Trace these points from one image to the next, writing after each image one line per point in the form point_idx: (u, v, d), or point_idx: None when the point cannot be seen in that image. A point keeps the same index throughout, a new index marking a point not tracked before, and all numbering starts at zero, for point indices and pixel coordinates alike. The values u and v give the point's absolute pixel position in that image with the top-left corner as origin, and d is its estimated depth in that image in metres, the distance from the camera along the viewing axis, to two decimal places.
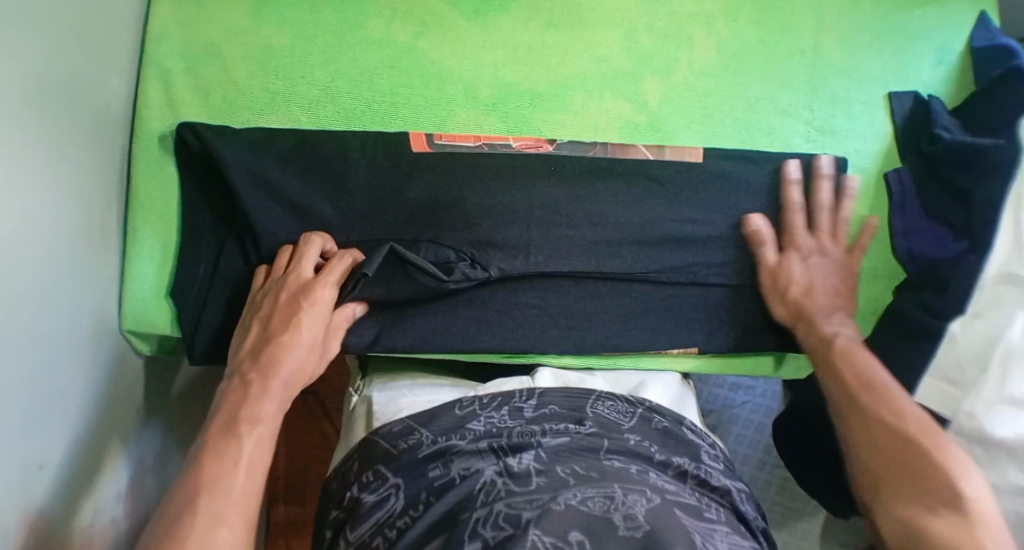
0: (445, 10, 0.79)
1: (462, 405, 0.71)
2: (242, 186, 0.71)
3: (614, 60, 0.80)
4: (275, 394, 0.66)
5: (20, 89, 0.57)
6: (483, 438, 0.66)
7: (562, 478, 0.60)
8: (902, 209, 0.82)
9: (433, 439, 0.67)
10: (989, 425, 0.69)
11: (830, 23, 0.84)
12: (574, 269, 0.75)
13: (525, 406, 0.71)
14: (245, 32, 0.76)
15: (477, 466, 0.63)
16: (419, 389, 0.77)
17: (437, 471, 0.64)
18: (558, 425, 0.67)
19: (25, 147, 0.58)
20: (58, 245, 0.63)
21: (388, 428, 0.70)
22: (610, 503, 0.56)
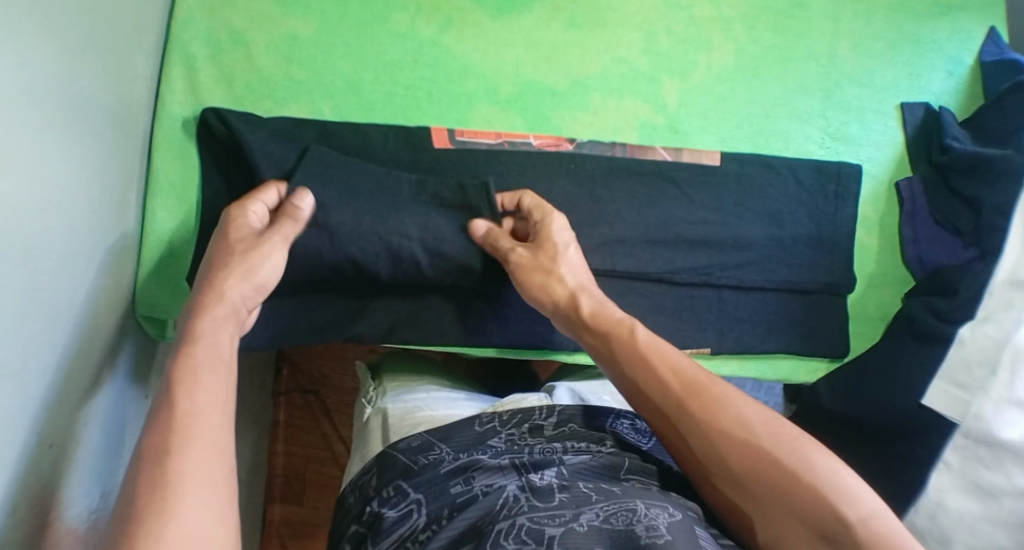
0: (469, 7, 0.81)
1: (482, 422, 0.75)
2: (264, 166, 0.71)
3: (635, 61, 0.82)
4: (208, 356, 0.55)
5: (48, 64, 0.59)
6: (505, 455, 0.69)
7: (584, 494, 0.60)
8: (914, 216, 0.84)
9: (454, 455, 0.70)
10: (995, 425, 0.70)
11: (845, 32, 0.86)
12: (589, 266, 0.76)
13: (546, 423, 0.75)
14: (272, 22, 0.79)
15: (500, 483, 0.65)
16: (435, 404, 0.82)
17: (459, 487, 0.65)
18: (579, 443, 0.71)
19: (49, 121, 0.60)
20: (79, 226, 0.65)
21: (406, 444, 0.73)
22: (632, 517, 0.56)
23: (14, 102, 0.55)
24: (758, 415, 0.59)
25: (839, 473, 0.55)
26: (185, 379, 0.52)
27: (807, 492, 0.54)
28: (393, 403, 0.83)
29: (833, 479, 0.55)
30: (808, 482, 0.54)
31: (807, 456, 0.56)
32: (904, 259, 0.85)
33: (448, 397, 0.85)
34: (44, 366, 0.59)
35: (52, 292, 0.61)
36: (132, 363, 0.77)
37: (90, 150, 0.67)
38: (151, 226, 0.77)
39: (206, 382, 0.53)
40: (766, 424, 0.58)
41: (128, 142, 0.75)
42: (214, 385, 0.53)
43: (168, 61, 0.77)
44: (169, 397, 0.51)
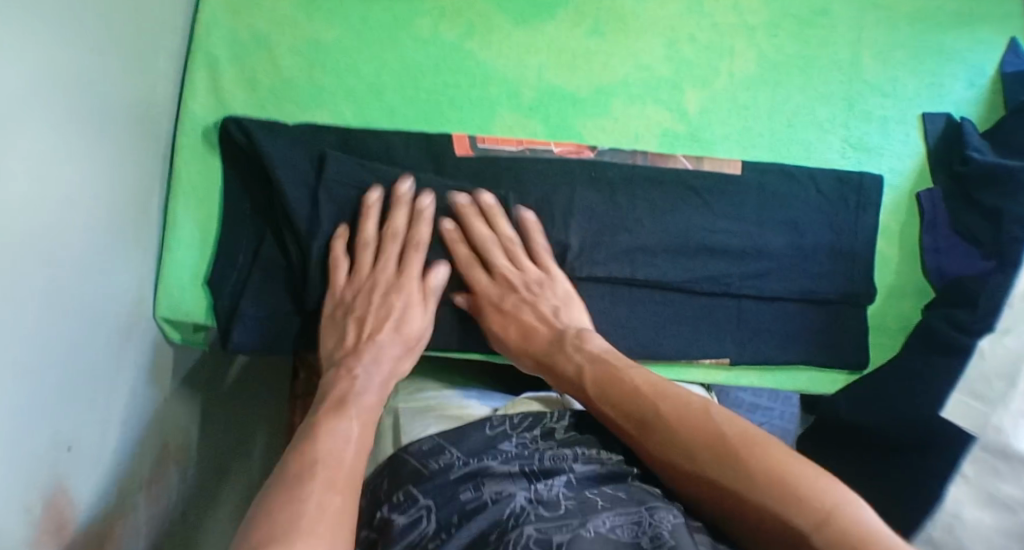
0: (492, 12, 0.81)
1: (492, 425, 0.73)
2: (286, 180, 0.72)
3: (657, 69, 0.82)
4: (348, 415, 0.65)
5: (72, 72, 0.60)
6: (515, 460, 0.69)
7: (591, 503, 0.62)
8: (934, 226, 0.84)
9: (464, 460, 0.69)
10: (1015, 438, 0.70)
11: (868, 41, 0.86)
12: (609, 274, 0.77)
13: (557, 426, 0.74)
14: (295, 26, 0.79)
15: (509, 490, 0.64)
16: (447, 405, 0.82)
17: (468, 494, 0.65)
18: (590, 450, 0.70)
19: (70, 129, 0.60)
20: (99, 228, 0.66)
21: (416, 446, 0.71)
22: (637, 528, 0.59)
23: (39, 109, 0.55)
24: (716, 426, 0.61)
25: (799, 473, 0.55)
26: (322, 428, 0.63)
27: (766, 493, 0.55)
28: (405, 404, 0.83)
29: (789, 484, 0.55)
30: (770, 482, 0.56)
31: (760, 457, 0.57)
32: (925, 271, 0.85)
33: (460, 396, 0.84)
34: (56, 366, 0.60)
35: (72, 296, 0.62)
36: (146, 362, 0.78)
37: (112, 155, 0.68)
38: (172, 228, 0.77)
39: (342, 445, 0.62)
40: (718, 438, 0.59)
41: (150, 144, 0.75)
42: (350, 445, 0.63)
43: (192, 65, 0.77)
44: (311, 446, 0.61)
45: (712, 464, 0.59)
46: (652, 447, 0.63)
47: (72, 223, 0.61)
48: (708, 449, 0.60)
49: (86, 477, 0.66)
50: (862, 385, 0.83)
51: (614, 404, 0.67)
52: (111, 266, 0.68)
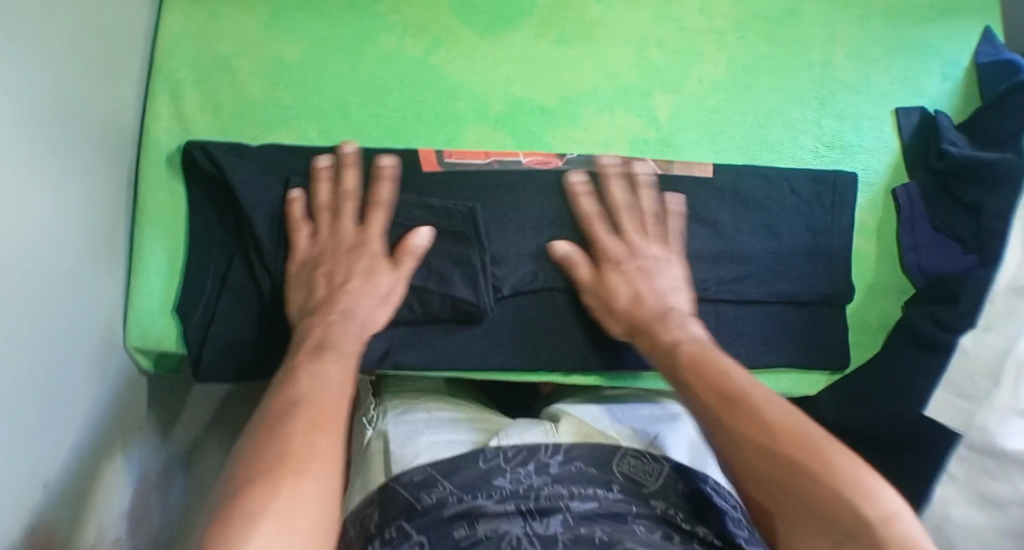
0: (456, 26, 0.80)
1: (485, 458, 0.72)
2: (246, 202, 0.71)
3: (626, 76, 0.81)
4: (332, 366, 0.63)
5: (32, 103, 0.59)
6: (509, 498, 0.66)
7: (591, 542, 0.60)
8: (912, 223, 0.83)
9: (457, 496, 0.67)
10: (999, 436, 0.69)
11: (840, 39, 0.85)
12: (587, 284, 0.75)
13: (551, 462, 0.72)
14: (258, 47, 0.78)
15: (505, 528, 0.63)
16: (436, 431, 0.79)
17: (462, 531, 0.63)
18: (586, 488, 0.68)
19: (30, 161, 0.59)
20: (60, 259, 0.64)
21: (408, 477, 0.70)
22: None
23: None
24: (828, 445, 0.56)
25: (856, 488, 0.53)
26: (306, 380, 0.61)
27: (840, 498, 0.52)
28: (394, 425, 0.80)
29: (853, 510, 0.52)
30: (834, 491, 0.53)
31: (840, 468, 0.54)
32: (903, 268, 0.83)
33: (449, 419, 0.82)
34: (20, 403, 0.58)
35: (35, 332, 0.60)
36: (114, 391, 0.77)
37: (73, 184, 0.67)
38: (139, 256, 0.76)
39: (321, 395, 0.60)
40: (806, 441, 0.56)
41: (110, 172, 0.74)
42: (327, 390, 0.61)
43: (154, 89, 0.76)
44: (295, 397, 0.59)
45: (790, 461, 0.55)
46: (721, 413, 0.60)
47: (34, 256, 0.60)
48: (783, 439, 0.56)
49: (54, 508, 0.65)
50: (851, 390, 0.82)
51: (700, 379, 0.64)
52: (72, 297, 0.67)
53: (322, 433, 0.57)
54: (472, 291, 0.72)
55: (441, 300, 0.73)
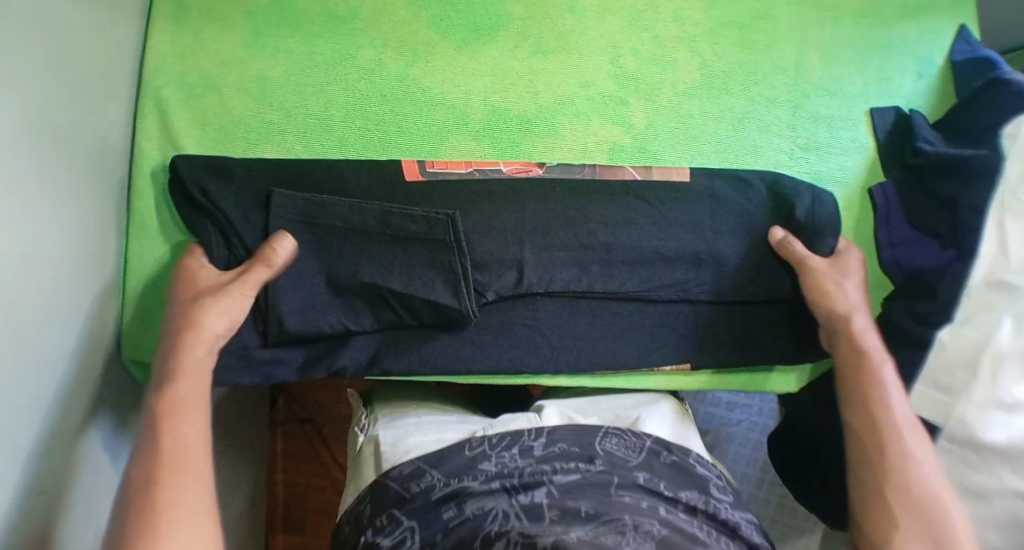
0: (435, 40, 0.82)
1: (472, 446, 0.73)
2: (222, 211, 0.73)
3: (602, 84, 0.83)
4: (205, 357, 0.67)
5: (13, 124, 0.61)
6: (494, 479, 0.68)
7: (575, 514, 0.61)
8: (888, 219, 0.84)
9: (445, 481, 0.69)
10: (982, 429, 0.71)
11: (812, 41, 0.87)
12: (565, 287, 0.77)
13: (535, 444, 0.73)
14: (242, 65, 0.80)
15: (491, 505, 0.64)
16: (426, 429, 0.80)
17: (451, 512, 0.65)
18: (569, 464, 0.69)
19: (14, 181, 0.61)
20: (50, 275, 0.67)
21: (398, 471, 0.72)
22: (623, 539, 0.59)
23: None
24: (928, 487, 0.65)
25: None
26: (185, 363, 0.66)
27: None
28: (384, 430, 0.80)
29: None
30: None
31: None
32: (880, 263, 0.84)
33: (439, 419, 0.83)
34: (13, 415, 0.60)
35: (30, 345, 0.63)
36: (111, 404, 0.79)
37: (60, 204, 0.69)
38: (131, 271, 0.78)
39: (185, 429, 0.62)
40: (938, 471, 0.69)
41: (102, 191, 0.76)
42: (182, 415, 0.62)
43: (142, 107, 0.79)
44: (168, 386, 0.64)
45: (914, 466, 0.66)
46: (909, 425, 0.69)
47: (23, 274, 0.62)
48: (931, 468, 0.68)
49: (54, 515, 0.67)
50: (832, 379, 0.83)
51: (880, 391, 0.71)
52: (65, 312, 0.69)
53: (173, 483, 0.58)
54: (455, 295, 0.75)
55: (425, 303, 0.75)
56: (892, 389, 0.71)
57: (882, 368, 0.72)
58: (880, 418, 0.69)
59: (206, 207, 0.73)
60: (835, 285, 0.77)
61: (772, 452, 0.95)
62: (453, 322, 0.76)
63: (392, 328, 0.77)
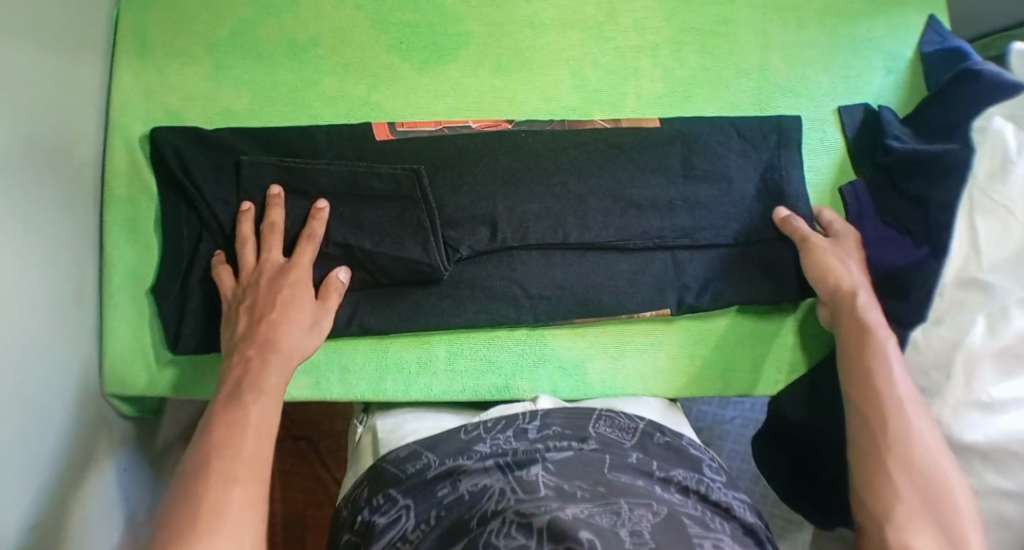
0: (396, 62, 0.82)
1: (467, 430, 0.73)
2: (195, 164, 0.75)
3: (566, 98, 0.83)
4: (276, 366, 0.67)
5: None
6: (489, 457, 0.69)
7: (571, 492, 0.62)
8: (860, 220, 0.83)
9: (440, 461, 0.69)
10: (956, 429, 0.69)
11: (776, 44, 0.86)
12: (541, 240, 0.78)
13: (530, 426, 0.73)
14: (206, 97, 0.81)
15: (485, 482, 0.65)
16: (422, 415, 0.79)
17: (446, 490, 0.66)
18: (562, 442, 0.70)
19: None
20: (23, 318, 0.68)
21: (394, 454, 0.72)
22: (617, 518, 0.59)
23: None
24: (934, 461, 0.65)
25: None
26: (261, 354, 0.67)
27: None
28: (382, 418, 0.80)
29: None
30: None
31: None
32: None
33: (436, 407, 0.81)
34: None
35: (8, 391, 0.65)
36: (98, 440, 0.80)
37: (34, 247, 0.70)
38: (109, 306, 0.79)
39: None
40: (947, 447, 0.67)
41: (78, 230, 0.77)
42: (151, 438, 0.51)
43: (110, 145, 0.79)
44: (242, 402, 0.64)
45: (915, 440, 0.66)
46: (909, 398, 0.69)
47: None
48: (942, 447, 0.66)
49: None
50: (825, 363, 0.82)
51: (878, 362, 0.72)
52: (40, 350, 0.71)
53: (242, 481, 0.59)
54: (424, 250, 0.76)
55: (396, 260, 0.76)
56: (893, 362, 0.71)
57: (885, 342, 0.72)
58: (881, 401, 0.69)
59: (185, 180, 0.75)
60: (838, 262, 0.77)
61: (757, 450, 0.90)
62: (429, 279, 0.78)
63: (366, 285, 0.78)
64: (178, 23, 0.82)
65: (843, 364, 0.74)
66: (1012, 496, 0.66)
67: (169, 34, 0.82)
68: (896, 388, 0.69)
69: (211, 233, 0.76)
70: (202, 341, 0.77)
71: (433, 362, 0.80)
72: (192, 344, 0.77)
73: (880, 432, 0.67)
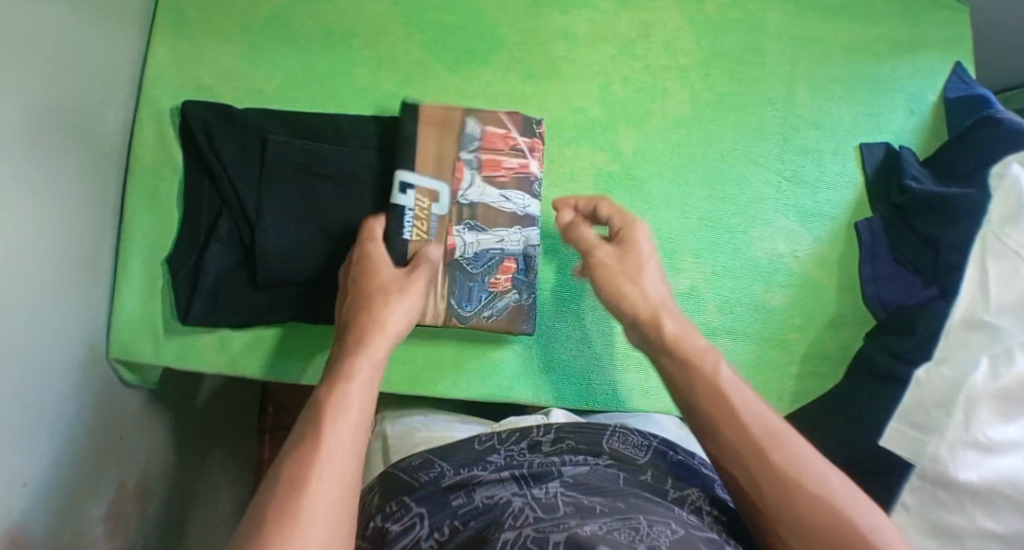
0: (428, 61, 0.83)
1: (481, 441, 0.76)
2: (221, 140, 0.76)
3: (591, 111, 0.84)
4: (384, 341, 0.61)
5: (11, 127, 0.64)
6: (504, 469, 0.71)
7: (590, 508, 0.60)
8: (873, 256, 0.84)
9: (455, 470, 0.72)
10: (953, 469, 0.65)
11: (803, 76, 0.88)
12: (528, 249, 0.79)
13: (544, 440, 0.75)
14: (239, 77, 0.82)
15: (499, 494, 0.65)
16: (433, 425, 0.81)
17: (460, 500, 0.66)
18: (576, 457, 0.71)
19: (12, 184, 0.64)
20: (30, 273, 0.68)
21: (407, 463, 0.74)
22: (636, 533, 0.56)
23: None
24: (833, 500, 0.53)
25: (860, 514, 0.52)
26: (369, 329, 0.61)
27: (818, 525, 0.52)
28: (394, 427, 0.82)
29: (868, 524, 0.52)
30: (793, 488, 0.54)
31: (787, 445, 0.56)
32: (864, 299, 0.84)
33: (448, 418, 0.84)
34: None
35: (19, 345, 0.66)
36: (104, 405, 0.80)
37: (59, 207, 0.71)
38: (123, 274, 0.80)
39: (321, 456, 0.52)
40: (840, 485, 0.54)
41: (100, 196, 0.78)
42: (335, 431, 0.53)
43: (140, 117, 0.81)
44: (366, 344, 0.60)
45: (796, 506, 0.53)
46: (768, 449, 0.56)
47: (13, 276, 0.65)
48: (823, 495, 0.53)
49: (40, 510, 0.69)
50: (825, 398, 0.81)
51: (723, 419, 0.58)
52: (54, 309, 0.72)
53: (320, 488, 0.50)
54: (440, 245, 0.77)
55: None
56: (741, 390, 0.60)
57: (712, 366, 0.61)
58: (771, 458, 0.55)
59: (210, 154, 0.76)
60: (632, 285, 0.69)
61: None
62: None
63: None
64: (220, 5, 0.84)
65: (686, 409, 0.61)
66: (998, 538, 0.62)
67: (210, 15, 0.84)
68: (756, 417, 0.58)
69: (230, 209, 0.77)
70: (211, 312, 0.77)
71: (440, 356, 0.80)
72: (202, 315, 0.77)
73: (773, 481, 0.55)
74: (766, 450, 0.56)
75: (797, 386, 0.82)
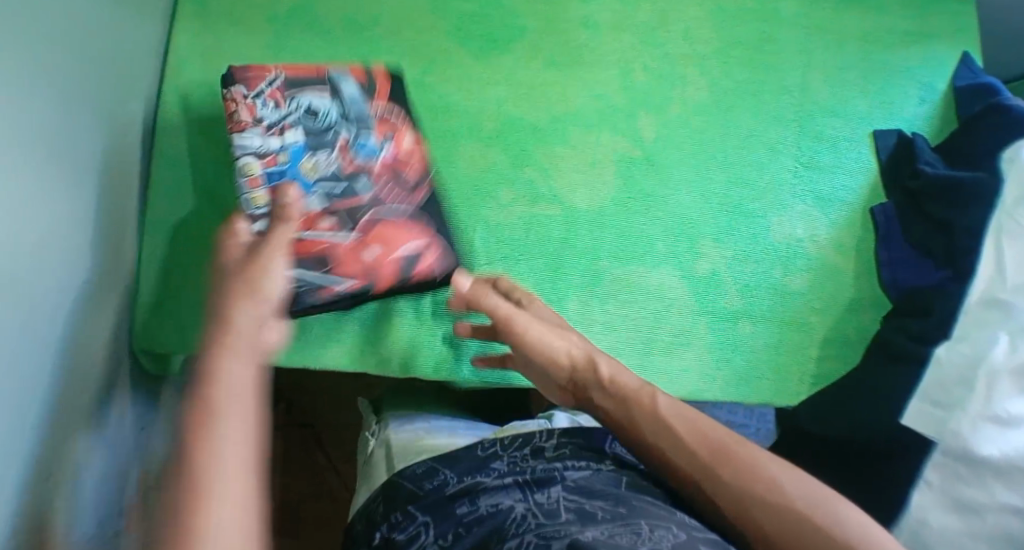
0: (451, 49, 0.85)
1: (484, 446, 0.72)
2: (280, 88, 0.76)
3: (612, 98, 0.86)
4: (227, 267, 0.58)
5: (49, 95, 0.63)
6: (507, 475, 0.67)
7: (592, 514, 0.57)
8: (888, 240, 0.85)
9: (458, 478, 0.68)
10: (975, 442, 0.66)
11: (817, 64, 0.89)
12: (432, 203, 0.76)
13: (546, 445, 0.71)
14: (264, 66, 0.83)
15: (504, 502, 0.62)
16: (436, 432, 0.78)
17: (465, 507, 0.63)
18: (580, 462, 0.68)
19: (50, 152, 0.64)
20: (64, 252, 0.66)
21: (411, 470, 0.71)
22: (637, 537, 0.52)
23: (23, 133, 0.59)
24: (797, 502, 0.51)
25: (850, 518, 0.50)
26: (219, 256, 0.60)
27: (779, 526, 0.51)
28: (396, 433, 0.79)
29: (859, 524, 0.49)
30: (754, 492, 0.53)
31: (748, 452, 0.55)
32: (881, 284, 0.85)
33: (450, 422, 0.82)
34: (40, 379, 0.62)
35: (55, 324, 0.65)
36: (123, 393, 0.79)
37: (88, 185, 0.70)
38: (144, 261, 0.79)
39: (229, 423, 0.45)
40: (828, 492, 0.52)
41: (124, 181, 0.78)
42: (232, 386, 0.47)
43: (164, 103, 0.81)
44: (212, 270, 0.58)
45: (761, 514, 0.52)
46: (717, 463, 0.56)
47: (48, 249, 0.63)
48: (804, 505, 0.51)
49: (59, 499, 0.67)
50: (844, 379, 0.82)
51: (671, 438, 0.59)
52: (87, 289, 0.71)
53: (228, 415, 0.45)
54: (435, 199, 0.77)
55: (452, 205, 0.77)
56: (674, 417, 0.60)
57: (649, 395, 0.63)
58: (721, 470, 0.55)
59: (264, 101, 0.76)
60: (548, 341, 0.70)
61: None
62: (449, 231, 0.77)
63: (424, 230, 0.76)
64: None
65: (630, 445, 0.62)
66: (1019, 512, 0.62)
67: (237, 5, 0.85)
68: (707, 433, 0.58)
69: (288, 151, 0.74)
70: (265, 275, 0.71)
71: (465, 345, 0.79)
72: None
73: (740, 492, 0.53)
74: (718, 464, 0.55)
75: (818, 368, 0.83)
